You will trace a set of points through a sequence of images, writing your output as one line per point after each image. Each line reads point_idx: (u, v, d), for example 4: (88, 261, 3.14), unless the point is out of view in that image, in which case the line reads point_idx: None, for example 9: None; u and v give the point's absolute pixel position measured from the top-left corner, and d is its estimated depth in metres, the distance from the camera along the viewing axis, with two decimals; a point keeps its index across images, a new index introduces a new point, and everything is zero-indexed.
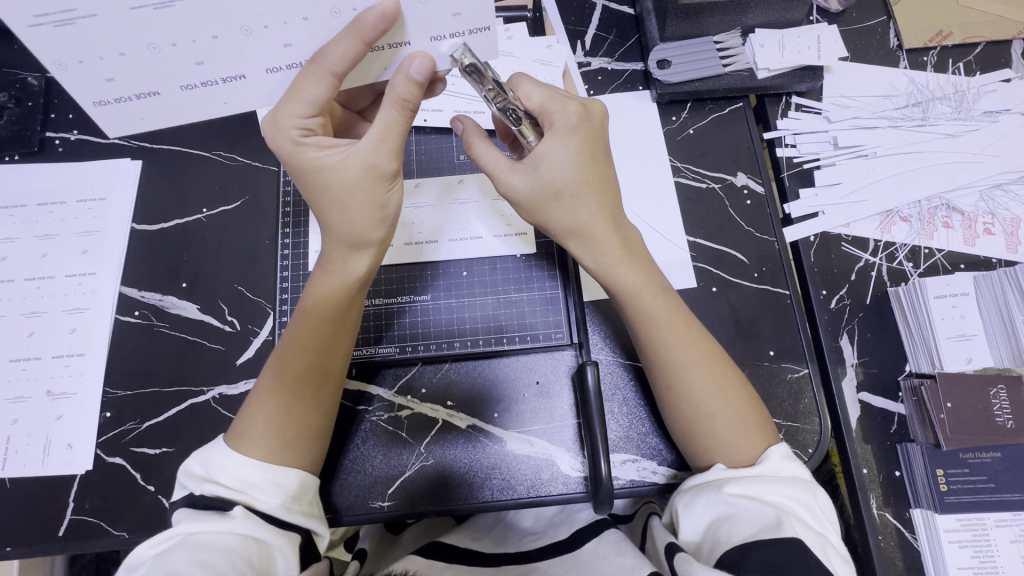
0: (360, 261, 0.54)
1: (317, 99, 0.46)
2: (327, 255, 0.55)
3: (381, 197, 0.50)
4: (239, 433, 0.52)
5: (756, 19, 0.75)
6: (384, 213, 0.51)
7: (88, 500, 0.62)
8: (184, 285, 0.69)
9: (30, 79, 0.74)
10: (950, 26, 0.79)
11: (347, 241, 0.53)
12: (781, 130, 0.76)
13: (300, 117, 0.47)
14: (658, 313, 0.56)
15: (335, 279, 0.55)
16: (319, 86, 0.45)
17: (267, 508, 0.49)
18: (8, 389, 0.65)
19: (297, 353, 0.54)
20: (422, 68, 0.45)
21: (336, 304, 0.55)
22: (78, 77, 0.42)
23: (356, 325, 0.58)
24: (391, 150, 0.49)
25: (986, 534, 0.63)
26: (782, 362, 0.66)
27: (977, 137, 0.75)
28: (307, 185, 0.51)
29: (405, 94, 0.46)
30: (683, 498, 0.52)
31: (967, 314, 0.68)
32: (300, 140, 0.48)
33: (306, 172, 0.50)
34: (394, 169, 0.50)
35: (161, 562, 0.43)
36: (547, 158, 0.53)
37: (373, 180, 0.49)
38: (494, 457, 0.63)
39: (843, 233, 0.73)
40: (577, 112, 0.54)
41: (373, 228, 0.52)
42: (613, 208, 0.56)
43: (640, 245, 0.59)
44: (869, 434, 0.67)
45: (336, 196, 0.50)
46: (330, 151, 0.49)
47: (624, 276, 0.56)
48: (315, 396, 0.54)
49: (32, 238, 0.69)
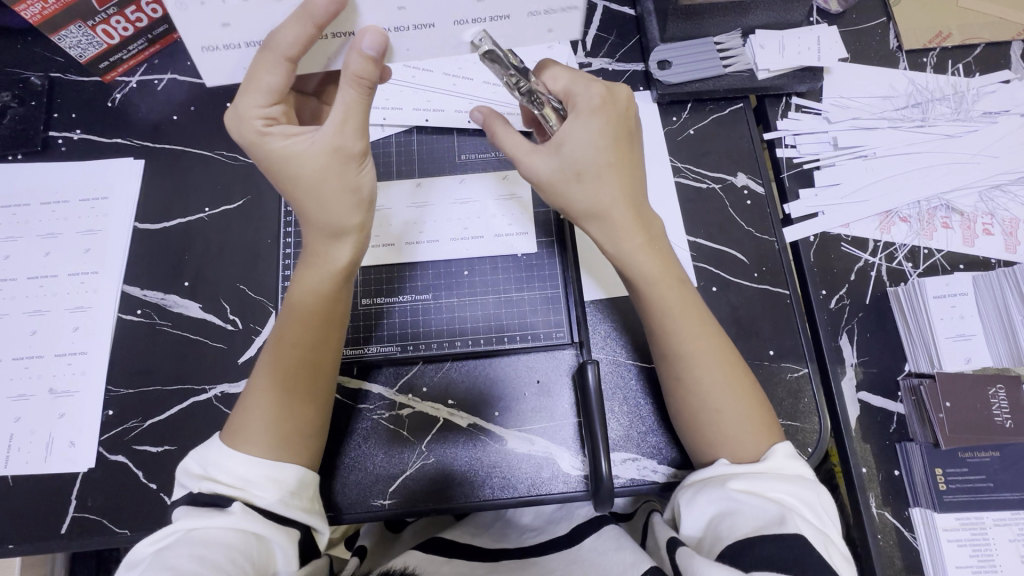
0: (341, 250, 0.54)
1: (275, 86, 0.47)
2: (310, 246, 0.54)
3: (353, 178, 0.50)
4: (235, 431, 0.52)
5: (756, 20, 0.75)
6: (360, 196, 0.51)
7: (90, 498, 0.62)
8: (186, 284, 0.69)
9: (33, 78, 0.75)
10: (950, 27, 0.80)
11: (323, 229, 0.52)
12: (781, 131, 0.76)
13: (264, 107, 0.48)
14: (671, 303, 0.56)
15: (317, 270, 0.54)
16: (275, 73, 0.46)
17: (264, 503, 0.49)
18: (10, 388, 0.65)
19: (286, 345, 0.54)
20: (373, 42, 0.45)
21: (321, 298, 0.54)
22: (190, 25, 0.45)
23: (345, 320, 0.58)
24: (356, 130, 0.48)
25: (985, 533, 0.63)
26: (782, 361, 0.67)
27: (976, 137, 0.75)
28: (277, 175, 0.51)
29: (364, 74, 0.46)
30: (685, 493, 0.52)
31: (966, 314, 0.68)
32: (264, 129, 0.49)
33: (273, 163, 0.50)
34: (362, 148, 0.49)
35: (161, 556, 0.43)
36: (571, 139, 0.53)
37: (342, 162, 0.49)
38: (494, 455, 0.64)
39: (843, 233, 0.73)
40: (600, 94, 0.53)
41: (348, 213, 0.51)
42: (637, 194, 0.56)
43: (662, 235, 0.58)
44: (869, 434, 0.67)
45: (309, 183, 0.49)
46: (295, 138, 0.49)
47: (644, 264, 0.56)
48: (312, 390, 0.55)
49: (34, 237, 0.70)
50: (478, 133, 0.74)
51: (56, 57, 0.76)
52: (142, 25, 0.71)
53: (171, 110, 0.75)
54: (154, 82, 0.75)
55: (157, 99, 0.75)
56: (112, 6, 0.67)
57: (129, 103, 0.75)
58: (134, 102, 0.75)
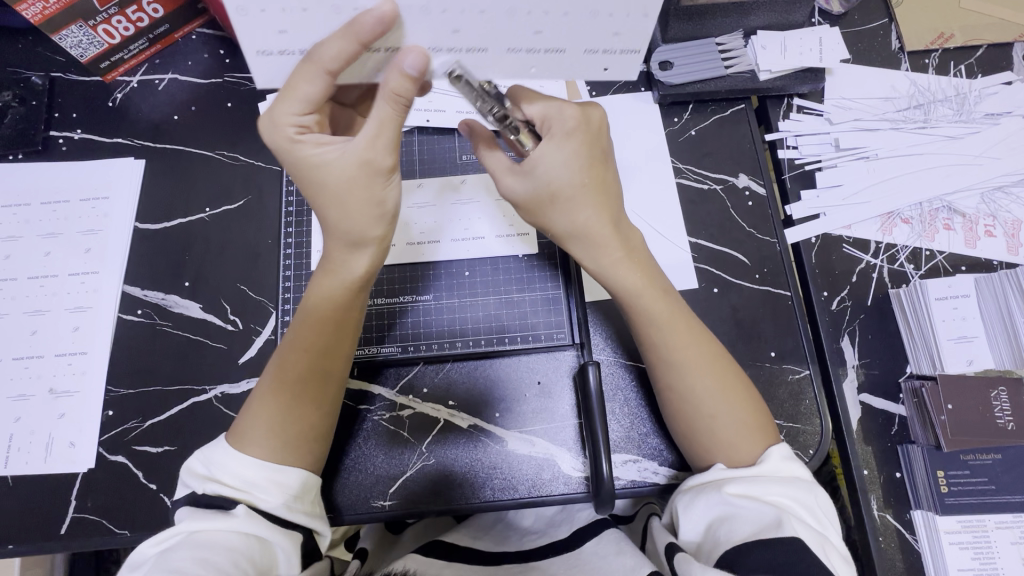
0: (361, 260, 0.54)
1: (313, 95, 0.46)
2: (331, 253, 0.55)
3: (378, 192, 0.50)
4: (240, 432, 0.52)
5: (757, 21, 0.75)
6: (383, 209, 0.51)
7: (89, 498, 0.62)
8: (187, 284, 0.69)
9: (34, 78, 0.75)
10: (951, 28, 0.80)
11: (346, 238, 0.52)
12: (782, 132, 0.76)
13: (299, 116, 0.48)
14: (652, 317, 0.56)
15: (337, 277, 0.54)
16: (314, 84, 0.45)
17: (267, 506, 0.49)
18: (10, 387, 0.65)
19: (305, 353, 0.54)
20: (415, 63, 0.44)
21: (336, 305, 0.55)
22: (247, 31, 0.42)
23: (360, 326, 0.58)
24: (388, 144, 0.48)
25: (987, 535, 0.63)
26: (784, 363, 0.67)
27: (977, 139, 0.75)
28: (304, 181, 0.51)
29: (399, 90, 0.45)
30: (683, 498, 0.52)
31: (968, 317, 0.68)
32: (297, 137, 0.49)
33: (302, 169, 0.50)
34: (391, 164, 0.49)
35: (163, 559, 0.43)
36: (543, 162, 0.52)
37: (369, 175, 0.49)
38: (494, 457, 0.63)
39: (844, 235, 0.73)
40: (576, 116, 0.53)
41: (372, 224, 0.51)
42: (615, 210, 0.56)
43: (643, 250, 0.58)
44: (870, 435, 0.67)
45: (338, 193, 0.49)
46: (326, 147, 0.49)
47: (624, 282, 0.56)
48: (321, 393, 0.55)
49: (34, 237, 0.70)
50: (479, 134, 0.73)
51: (57, 57, 0.76)
52: (143, 25, 0.71)
53: (172, 110, 0.74)
54: (155, 81, 0.75)
55: (158, 98, 0.75)
56: (113, 6, 0.67)
57: (130, 103, 0.74)
58: (135, 102, 0.75)
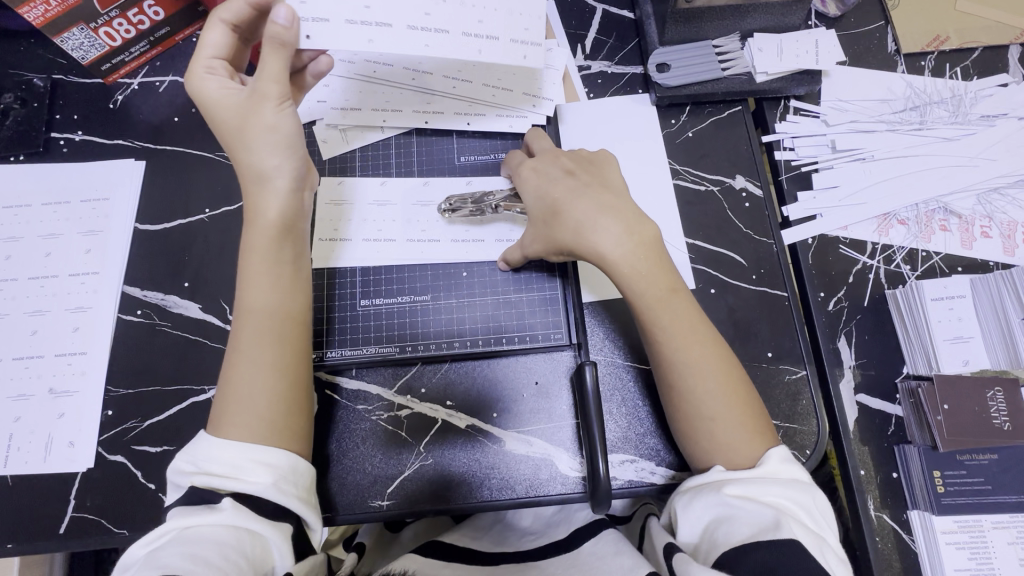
0: (271, 201, 0.56)
1: (218, 44, 0.56)
2: (246, 204, 0.57)
3: (271, 118, 0.54)
4: (218, 421, 0.52)
5: (755, 24, 0.75)
6: (277, 133, 0.54)
7: (88, 498, 0.62)
8: (186, 285, 0.69)
9: (37, 80, 0.75)
10: (947, 31, 0.80)
11: (251, 176, 0.56)
12: (780, 134, 0.77)
13: (210, 58, 0.56)
14: (650, 300, 0.57)
15: (256, 227, 0.56)
16: (217, 32, 0.55)
17: (256, 490, 0.48)
18: (10, 387, 0.66)
19: (248, 317, 0.55)
20: (284, 14, 0.50)
21: (265, 256, 0.56)
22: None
23: (308, 285, 0.60)
24: (271, 74, 0.53)
25: (983, 535, 0.63)
26: (780, 363, 0.67)
27: (973, 141, 0.75)
28: (209, 119, 0.56)
29: (279, 37, 0.51)
30: (681, 498, 0.52)
31: (963, 317, 0.69)
32: (203, 75, 0.55)
33: (208, 109, 0.55)
34: (278, 91, 0.54)
35: (154, 558, 0.43)
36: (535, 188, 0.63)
37: (260, 103, 0.54)
38: (492, 457, 0.64)
39: (841, 236, 0.73)
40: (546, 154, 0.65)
41: (270, 154, 0.55)
42: (620, 207, 0.60)
43: (655, 244, 0.59)
44: (867, 435, 0.67)
45: (236, 128, 0.54)
46: (223, 85, 0.55)
47: (639, 280, 0.57)
48: (282, 362, 0.54)
49: (35, 237, 0.70)
50: (476, 136, 0.74)
51: (59, 59, 0.76)
52: (144, 27, 0.72)
53: (172, 112, 0.75)
54: (155, 84, 0.76)
55: (158, 100, 0.75)
56: (114, 8, 0.68)
57: (131, 105, 0.75)
58: (136, 104, 0.75)
